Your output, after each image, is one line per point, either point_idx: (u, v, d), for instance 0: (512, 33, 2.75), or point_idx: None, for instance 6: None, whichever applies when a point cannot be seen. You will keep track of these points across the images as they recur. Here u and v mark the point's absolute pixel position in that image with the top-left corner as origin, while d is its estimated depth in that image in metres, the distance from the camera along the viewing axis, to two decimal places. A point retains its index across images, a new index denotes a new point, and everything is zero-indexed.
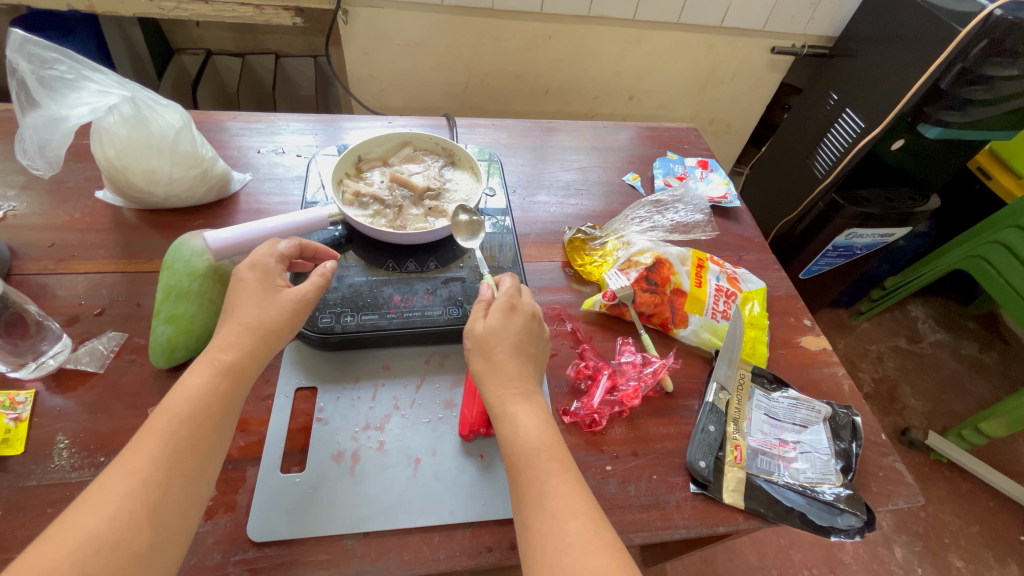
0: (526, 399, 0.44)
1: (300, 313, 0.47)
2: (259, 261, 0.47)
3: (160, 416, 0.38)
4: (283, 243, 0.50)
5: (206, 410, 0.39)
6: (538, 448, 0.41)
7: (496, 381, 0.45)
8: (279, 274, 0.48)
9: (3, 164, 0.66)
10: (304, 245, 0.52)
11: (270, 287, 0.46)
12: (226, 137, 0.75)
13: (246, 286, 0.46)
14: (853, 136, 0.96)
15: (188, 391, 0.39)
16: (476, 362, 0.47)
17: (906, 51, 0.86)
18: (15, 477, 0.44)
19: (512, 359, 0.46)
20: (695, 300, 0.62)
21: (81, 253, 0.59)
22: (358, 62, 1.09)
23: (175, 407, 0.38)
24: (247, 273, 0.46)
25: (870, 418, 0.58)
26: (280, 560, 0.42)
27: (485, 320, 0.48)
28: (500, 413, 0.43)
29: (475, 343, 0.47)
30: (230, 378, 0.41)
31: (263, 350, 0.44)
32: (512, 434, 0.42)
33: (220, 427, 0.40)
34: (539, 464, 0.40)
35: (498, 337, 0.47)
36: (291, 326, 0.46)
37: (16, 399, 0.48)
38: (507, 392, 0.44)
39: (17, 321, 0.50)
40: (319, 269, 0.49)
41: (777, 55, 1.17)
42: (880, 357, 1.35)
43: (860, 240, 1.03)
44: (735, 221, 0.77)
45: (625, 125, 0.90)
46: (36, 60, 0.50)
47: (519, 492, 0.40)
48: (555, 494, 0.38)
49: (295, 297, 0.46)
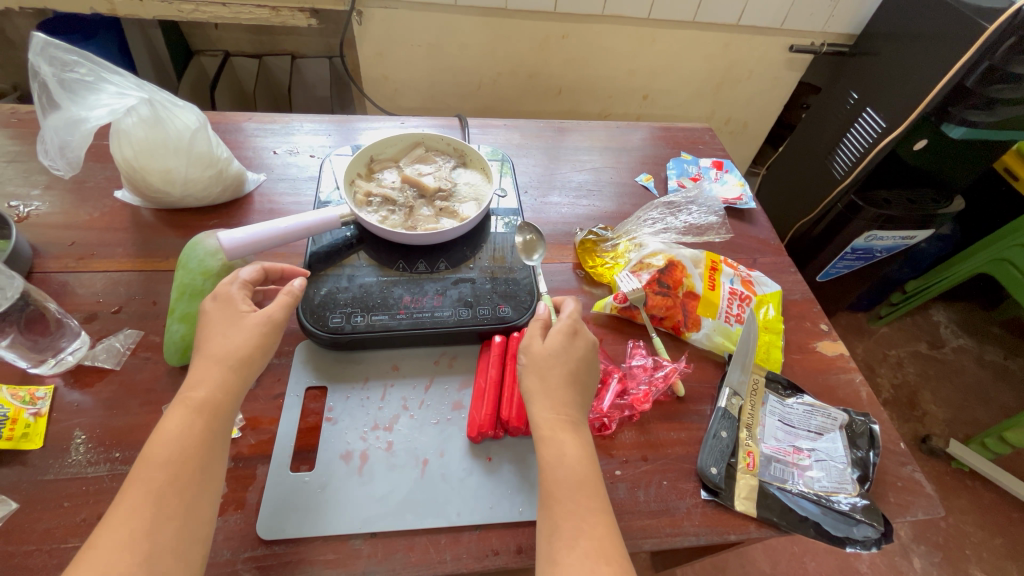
0: (574, 429, 0.44)
1: (270, 336, 0.46)
2: (220, 292, 0.47)
3: (143, 467, 0.38)
4: (245, 271, 0.49)
5: (187, 453, 0.39)
6: (581, 484, 0.41)
7: (549, 403, 0.45)
8: (243, 299, 0.47)
9: (28, 164, 0.68)
10: (268, 267, 0.52)
11: (234, 314, 0.46)
12: (242, 137, 0.76)
13: (209, 319, 0.45)
14: (874, 136, 0.94)
15: (164, 436, 0.39)
16: (529, 380, 0.46)
17: (930, 48, 0.84)
18: (34, 471, 0.45)
19: (567, 389, 0.46)
20: (708, 303, 0.60)
21: (101, 252, 0.61)
22: (372, 63, 1.10)
23: (155, 455, 0.38)
24: (209, 306, 0.46)
25: (889, 427, 0.56)
26: (288, 558, 0.43)
27: (543, 341, 0.48)
28: (547, 437, 0.43)
29: (531, 360, 0.47)
30: (208, 416, 0.41)
31: (258, 356, 0.45)
32: (556, 461, 0.42)
33: (205, 465, 0.40)
34: (578, 500, 0.40)
35: (557, 359, 0.47)
36: (260, 348, 0.45)
37: (36, 394, 0.49)
38: (556, 417, 0.44)
39: (37, 318, 0.51)
40: (285, 288, 0.48)
41: (795, 53, 1.15)
42: (900, 362, 1.32)
43: (880, 243, 1.01)
44: (750, 222, 0.76)
45: (639, 125, 0.89)
46: (57, 63, 0.52)
47: (553, 524, 0.40)
48: (591, 535, 0.39)
49: (260, 320, 0.46)
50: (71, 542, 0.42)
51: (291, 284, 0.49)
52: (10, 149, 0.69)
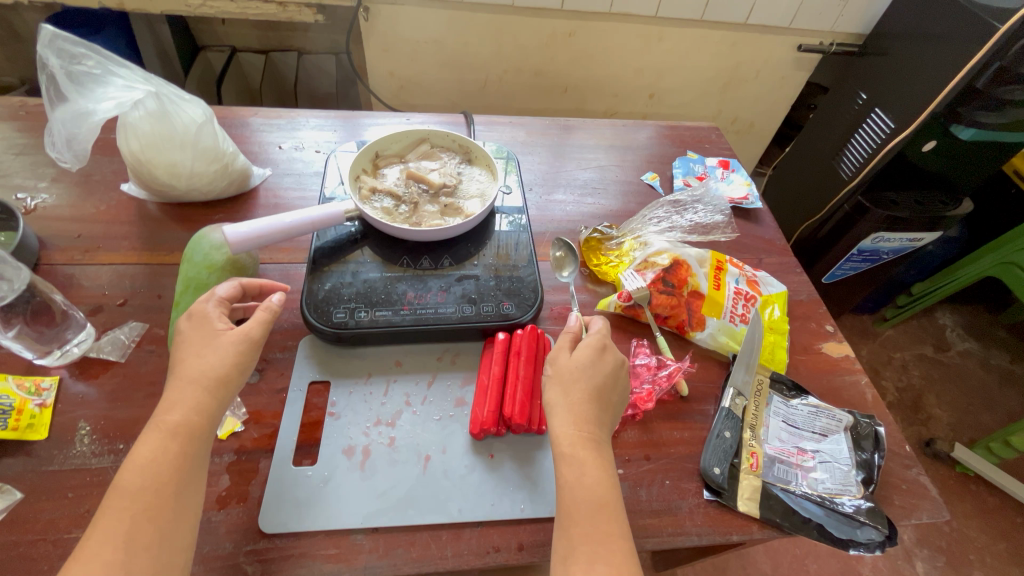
0: (597, 448, 0.43)
1: (247, 354, 0.45)
2: (195, 310, 0.46)
3: (116, 495, 0.37)
4: (222, 287, 0.48)
5: (161, 479, 0.38)
6: (599, 506, 0.40)
7: (571, 419, 0.44)
8: (219, 317, 0.46)
9: (36, 157, 0.68)
10: (247, 283, 0.51)
11: (209, 332, 0.44)
12: (248, 132, 0.76)
13: (185, 339, 0.44)
14: (881, 137, 0.94)
15: (137, 462, 0.38)
16: (552, 392, 0.46)
17: (941, 48, 0.83)
18: (38, 461, 0.45)
19: (589, 406, 0.45)
20: (713, 303, 0.60)
21: (106, 244, 0.61)
22: (378, 59, 1.10)
23: (128, 483, 0.37)
24: (185, 325, 0.45)
25: (895, 430, 0.56)
26: (289, 552, 0.43)
27: (570, 354, 0.48)
28: (568, 454, 0.42)
29: (557, 372, 0.47)
30: (183, 439, 0.40)
31: (244, 360, 0.44)
32: (576, 480, 0.41)
33: (180, 491, 0.38)
34: (597, 522, 0.40)
35: (583, 373, 0.46)
36: (237, 367, 0.44)
37: (41, 385, 0.49)
38: (578, 434, 0.43)
39: (43, 309, 0.51)
40: (262, 304, 0.47)
41: (803, 53, 1.14)
42: (905, 365, 1.31)
43: (887, 245, 1.00)
44: (756, 222, 0.75)
45: (645, 123, 0.88)
46: (65, 56, 0.52)
47: (569, 546, 0.39)
48: (609, 561, 0.38)
49: (237, 337, 0.44)
50: (74, 533, 0.42)
51: (269, 299, 0.48)
52: (19, 141, 0.70)
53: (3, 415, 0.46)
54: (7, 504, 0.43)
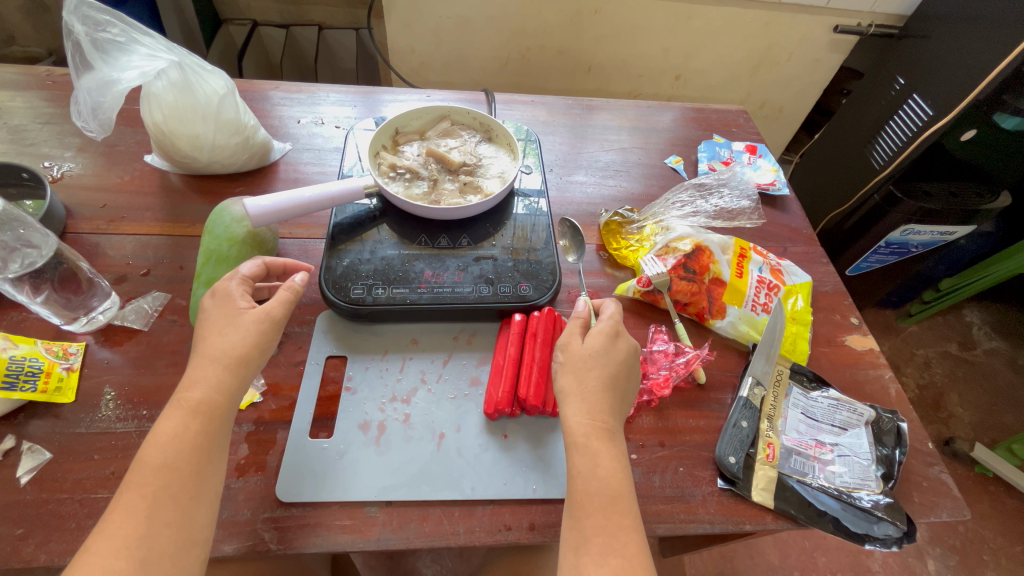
0: (610, 440, 0.43)
1: (268, 333, 0.45)
2: (219, 288, 0.46)
3: (138, 472, 0.38)
4: (245, 266, 0.49)
5: (182, 457, 0.39)
6: (613, 499, 0.40)
7: (585, 408, 0.44)
8: (242, 295, 0.46)
9: (62, 126, 0.69)
10: (270, 262, 0.51)
11: (231, 311, 0.45)
12: (268, 106, 0.76)
13: (208, 317, 0.45)
14: (919, 124, 0.89)
15: (158, 439, 0.39)
16: (566, 379, 0.46)
17: (989, 32, 0.79)
18: (66, 424, 0.46)
19: (603, 393, 0.44)
20: (735, 291, 0.59)
21: (130, 215, 0.61)
22: (399, 35, 1.08)
23: (150, 459, 0.38)
24: (208, 303, 0.46)
25: (917, 426, 0.54)
26: (305, 521, 0.44)
27: (585, 341, 0.48)
28: (582, 445, 0.42)
29: (569, 359, 0.47)
30: (203, 418, 0.40)
31: (263, 342, 0.45)
32: (589, 472, 0.41)
33: (199, 469, 0.39)
34: (610, 517, 0.40)
35: (597, 360, 0.46)
36: (258, 346, 0.44)
37: (68, 350, 0.50)
38: (592, 424, 0.43)
39: (71, 277, 0.51)
40: (286, 283, 0.47)
41: (839, 35, 1.09)
42: (928, 362, 1.28)
43: (917, 237, 0.97)
44: (782, 210, 0.73)
45: (670, 105, 0.86)
46: (90, 23, 0.52)
47: (582, 537, 0.39)
48: (622, 553, 0.38)
49: (258, 316, 0.45)
50: (100, 493, 0.43)
51: (292, 279, 0.48)
52: (46, 110, 0.70)
53: (32, 378, 0.47)
54: (37, 463, 0.44)
